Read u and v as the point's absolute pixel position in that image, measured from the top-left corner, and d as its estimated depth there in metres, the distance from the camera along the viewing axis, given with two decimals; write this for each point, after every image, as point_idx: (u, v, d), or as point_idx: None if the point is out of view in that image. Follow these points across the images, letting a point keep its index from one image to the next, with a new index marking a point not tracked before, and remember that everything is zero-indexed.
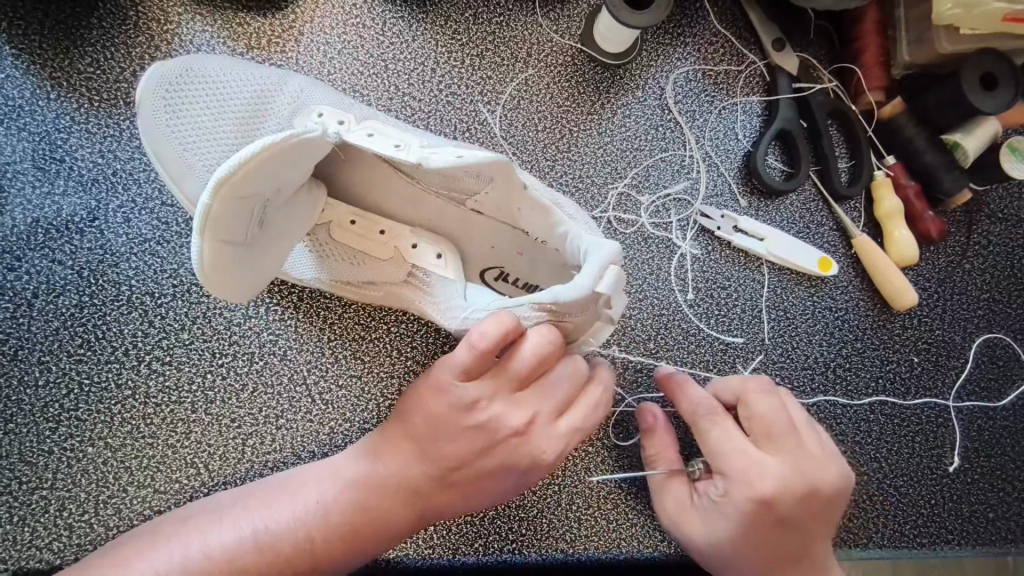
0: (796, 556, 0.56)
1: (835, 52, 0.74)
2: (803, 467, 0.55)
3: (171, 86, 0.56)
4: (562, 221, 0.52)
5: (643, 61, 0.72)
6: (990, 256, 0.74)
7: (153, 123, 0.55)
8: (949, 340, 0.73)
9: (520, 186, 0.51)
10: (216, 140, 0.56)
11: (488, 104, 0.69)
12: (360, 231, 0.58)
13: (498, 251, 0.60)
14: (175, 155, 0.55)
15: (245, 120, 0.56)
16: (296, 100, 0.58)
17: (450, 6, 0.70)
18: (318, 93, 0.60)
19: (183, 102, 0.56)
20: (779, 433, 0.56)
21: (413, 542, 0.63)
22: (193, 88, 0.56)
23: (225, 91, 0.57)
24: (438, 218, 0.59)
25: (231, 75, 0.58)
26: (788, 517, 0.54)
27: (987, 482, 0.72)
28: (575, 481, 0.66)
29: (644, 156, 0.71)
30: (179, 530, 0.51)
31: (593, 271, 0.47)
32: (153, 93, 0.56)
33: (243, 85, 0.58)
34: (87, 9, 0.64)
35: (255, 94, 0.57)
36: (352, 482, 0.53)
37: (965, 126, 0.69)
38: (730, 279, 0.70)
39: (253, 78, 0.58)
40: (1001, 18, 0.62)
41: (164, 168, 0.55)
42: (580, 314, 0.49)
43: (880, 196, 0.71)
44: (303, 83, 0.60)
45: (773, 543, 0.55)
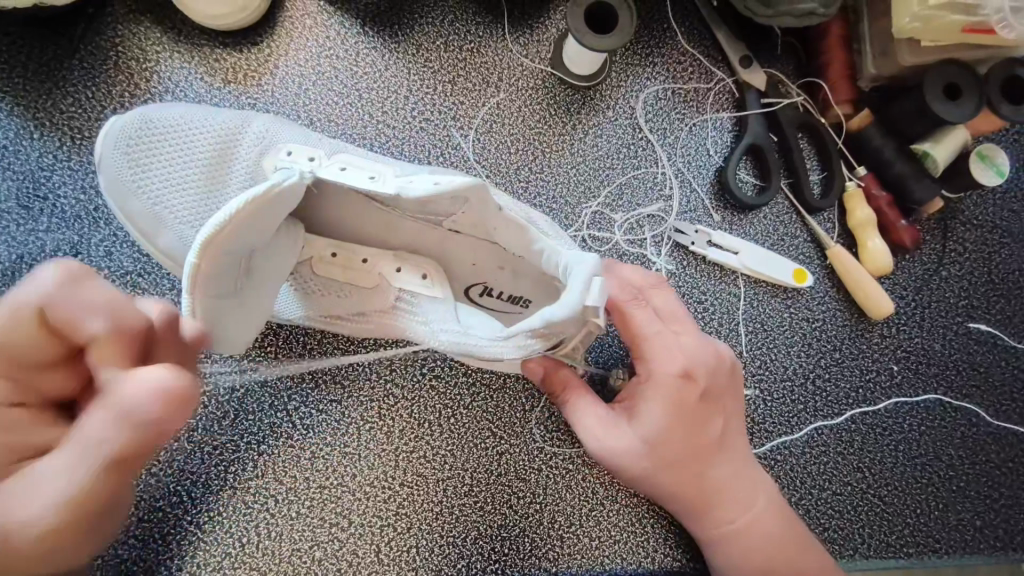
0: (713, 441, 0.58)
1: (802, 67, 0.75)
2: (682, 357, 0.57)
3: (135, 139, 0.57)
4: (538, 238, 0.53)
5: (613, 82, 0.74)
6: (967, 263, 0.75)
7: (119, 182, 0.56)
8: (929, 348, 0.73)
9: (496, 207, 0.52)
10: (184, 189, 0.57)
11: (460, 129, 0.70)
12: (341, 262, 0.58)
13: (479, 267, 0.60)
14: (148, 213, 0.56)
15: (212, 169, 0.58)
16: (262, 142, 0.59)
17: (422, 35, 0.72)
18: (282, 130, 0.60)
19: (149, 157, 0.57)
20: (681, 319, 0.59)
21: (396, 564, 0.63)
22: (159, 147, 0.57)
23: (189, 142, 0.58)
24: (416, 238, 0.60)
25: (193, 120, 0.59)
26: (703, 402, 0.57)
27: (973, 490, 0.71)
28: (556, 500, 0.66)
29: (616, 174, 0.72)
30: None
31: (578, 286, 0.47)
32: (120, 143, 0.57)
33: (208, 131, 0.59)
34: (68, 51, 0.66)
35: (220, 143, 0.58)
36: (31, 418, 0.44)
37: (933, 135, 0.70)
38: (706, 293, 0.71)
39: (214, 122, 0.59)
40: (960, 29, 0.63)
41: (132, 226, 0.57)
42: (569, 331, 0.50)
43: (852, 207, 0.72)
44: (267, 122, 0.61)
45: (688, 431, 0.56)
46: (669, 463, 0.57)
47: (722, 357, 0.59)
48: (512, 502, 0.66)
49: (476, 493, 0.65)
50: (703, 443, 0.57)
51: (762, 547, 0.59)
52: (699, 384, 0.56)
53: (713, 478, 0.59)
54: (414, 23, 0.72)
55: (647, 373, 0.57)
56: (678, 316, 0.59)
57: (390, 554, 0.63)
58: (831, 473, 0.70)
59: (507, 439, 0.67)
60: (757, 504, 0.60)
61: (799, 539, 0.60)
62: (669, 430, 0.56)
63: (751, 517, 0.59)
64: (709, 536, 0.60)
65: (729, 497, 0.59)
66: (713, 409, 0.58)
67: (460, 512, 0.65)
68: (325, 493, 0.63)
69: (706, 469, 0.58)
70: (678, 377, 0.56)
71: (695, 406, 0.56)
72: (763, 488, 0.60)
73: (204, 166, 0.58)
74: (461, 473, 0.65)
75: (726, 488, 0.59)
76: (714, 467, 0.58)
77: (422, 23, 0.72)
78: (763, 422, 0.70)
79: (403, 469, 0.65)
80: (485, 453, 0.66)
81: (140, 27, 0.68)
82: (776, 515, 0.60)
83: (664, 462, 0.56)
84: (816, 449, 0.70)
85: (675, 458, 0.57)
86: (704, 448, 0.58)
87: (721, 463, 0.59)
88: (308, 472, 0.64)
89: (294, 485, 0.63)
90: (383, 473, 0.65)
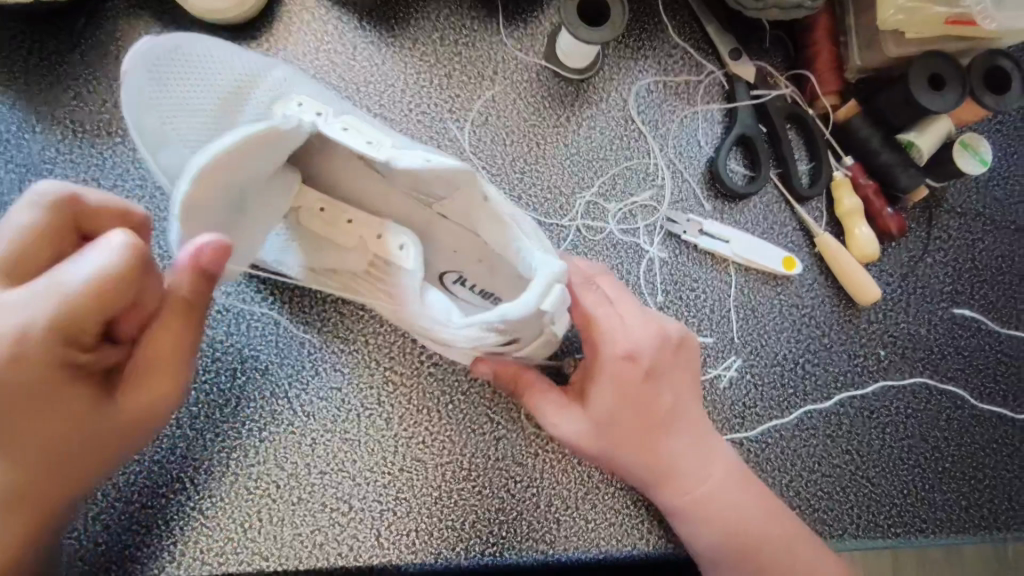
0: (662, 418, 0.60)
1: (790, 59, 0.76)
2: (624, 336, 0.58)
3: (164, 64, 0.58)
4: (515, 235, 0.54)
5: (606, 75, 0.75)
6: (952, 250, 0.77)
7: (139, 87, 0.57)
8: (915, 333, 0.75)
9: (483, 198, 0.54)
10: (198, 119, 0.58)
11: (457, 122, 0.72)
12: (326, 222, 0.60)
13: (460, 254, 0.62)
14: (159, 131, 0.57)
15: (226, 109, 0.59)
16: (277, 92, 0.60)
17: (418, 29, 0.73)
18: (300, 84, 0.62)
19: (171, 78, 0.58)
20: (624, 303, 0.61)
21: (397, 547, 0.64)
22: (183, 74, 0.58)
23: (213, 77, 0.59)
24: (405, 212, 0.62)
25: (219, 57, 0.60)
26: (648, 378, 0.59)
27: (959, 470, 0.73)
28: (552, 483, 0.67)
29: (609, 165, 0.73)
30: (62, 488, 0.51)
31: (538, 289, 0.49)
32: (148, 55, 0.57)
33: (230, 70, 0.60)
34: (69, 46, 0.67)
35: (241, 84, 0.60)
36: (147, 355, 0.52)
37: (918, 124, 0.71)
38: (698, 281, 0.73)
39: (239, 63, 0.60)
40: (943, 21, 0.65)
41: (143, 139, 0.57)
42: (525, 331, 0.51)
43: (839, 196, 0.73)
44: (286, 73, 0.62)
45: (635, 406, 0.59)
46: (623, 441, 0.59)
47: (665, 332, 0.61)
48: (510, 485, 0.67)
49: (474, 477, 0.67)
50: (653, 417, 0.59)
51: (724, 514, 0.60)
52: (643, 362, 0.58)
53: (669, 451, 0.60)
54: (410, 18, 0.73)
55: (593, 353, 0.59)
56: (625, 300, 0.61)
57: (391, 538, 0.64)
58: (821, 456, 0.71)
59: (504, 424, 0.68)
60: (711, 473, 0.61)
61: (764, 506, 0.61)
62: (616, 407, 0.58)
63: (714, 487, 0.60)
64: (673, 509, 0.60)
65: (685, 467, 0.60)
66: (661, 384, 0.59)
67: (459, 496, 0.66)
68: (326, 478, 0.65)
69: (660, 441, 0.60)
70: (622, 357, 0.58)
71: (640, 383, 0.58)
72: (718, 457, 0.62)
73: (221, 105, 0.59)
74: (459, 458, 0.67)
75: (682, 460, 0.60)
76: (668, 440, 0.60)
77: (419, 18, 0.73)
78: (754, 407, 0.71)
79: (402, 454, 0.66)
80: (482, 438, 0.67)
81: (139, 22, 0.69)
82: (739, 483, 0.61)
83: (613, 438, 0.59)
84: (805, 432, 0.72)
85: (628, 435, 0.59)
86: (655, 422, 0.59)
87: (675, 435, 0.60)
88: (309, 457, 0.65)
89: (295, 471, 0.64)
90: (382, 458, 0.66)
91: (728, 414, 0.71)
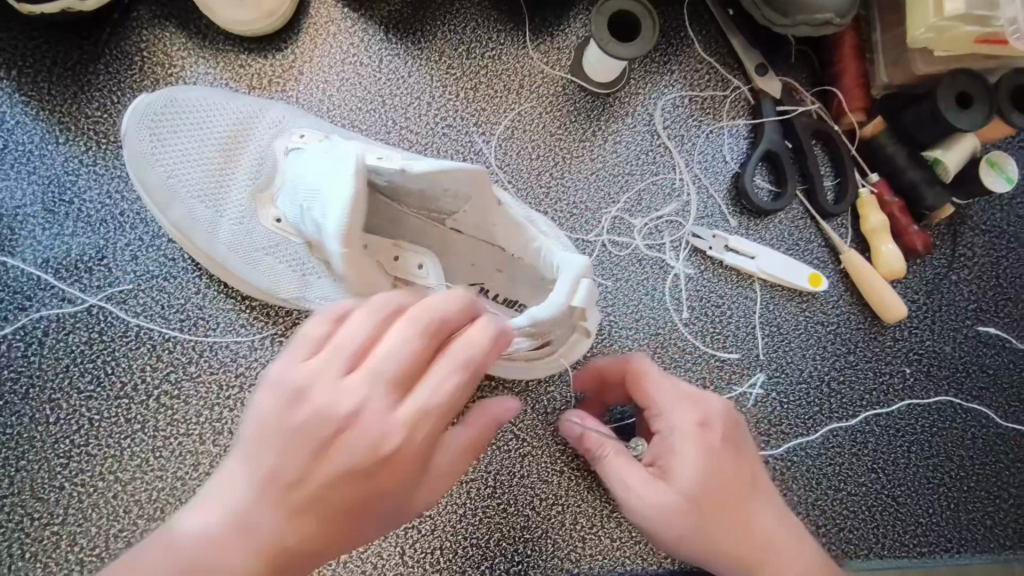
0: (747, 489, 0.56)
1: (815, 76, 0.76)
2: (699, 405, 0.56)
3: (161, 117, 0.61)
4: (535, 237, 0.54)
5: (632, 89, 0.75)
6: (976, 268, 0.76)
7: (141, 153, 0.61)
8: (940, 350, 0.75)
9: (497, 202, 0.53)
10: (201, 174, 0.61)
11: (482, 135, 0.71)
12: (345, 249, 0.60)
13: (477, 267, 0.61)
14: (161, 185, 0.61)
15: (224, 152, 0.62)
16: (275, 127, 0.63)
17: (445, 42, 0.72)
18: (296, 121, 0.63)
19: (167, 130, 0.61)
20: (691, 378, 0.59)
21: (421, 567, 0.64)
22: (175, 126, 0.61)
23: (208, 121, 0.62)
24: (419, 232, 0.60)
25: (209, 107, 0.62)
26: (728, 447, 0.55)
27: (983, 490, 0.73)
28: (578, 502, 0.67)
29: (635, 180, 0.73)
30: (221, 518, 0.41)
31: (566, 286, 0.49)
32: (138, 123, 0.61)
33: (225, 116, 0.62)
34: (93, 56, 0.66)
35: (237, 126, 0.62)
36: (231, 551, 0.41)
37: (943, 142, 0.71)
38: (723, 297, 0.72)
39: (235, 109, 0.62)
40: (973, 40, 0.65)
41: (150, 198, 0.61)
42: (555, 329, 0.52)
43: (865, 213, 0.73)
44: (282, 110, 0.64)
45: (720, 479, 0.55)
46: (716, 517, 0.54)
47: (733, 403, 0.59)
48: (535, 503, 0.66)
49: (499, 495, 0.66)
50: (738, 489, 0.55)
51: None
52: (719, 430, 0.56)
53: (754, 526, 0.55)
54: (436, 31, 0.72)
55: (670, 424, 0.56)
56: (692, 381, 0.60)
57: (415, 556, 0.64)
58: (846, 474, 0.71)
59: (529, 441, 0.67)
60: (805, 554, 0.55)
61: None
62: (702, 478, 0.54)
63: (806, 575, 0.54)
64: None
65: (776, 549, 0.55)
66: (741, 455, 0.56)
67: (484, 513, 0.65)
68: None
69: (747, 516, 0.55)
70: (698, 425, 0.56)
71: (722, 449, 0.55)
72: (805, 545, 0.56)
73: (218, 150, 0.62)
74: (484, 475, 0.66)
75: (771, 542, 0.55)
76: (753, 516, 0.55)
77: (445, 31, 0.72)
78: (779, 424, 0.71)
79: None
80: (508, 456, 0.67)
81: (164, 32, 0.68)
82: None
83: (699, 518, 0.54)
84: (831, 450, 0.71)
85: (712, 510, 0.54)
86: (741, 495, 0.55)
87: (759, 511, 0.56)
88: None
89: None
90: None
91: (754, 430, 0.70)
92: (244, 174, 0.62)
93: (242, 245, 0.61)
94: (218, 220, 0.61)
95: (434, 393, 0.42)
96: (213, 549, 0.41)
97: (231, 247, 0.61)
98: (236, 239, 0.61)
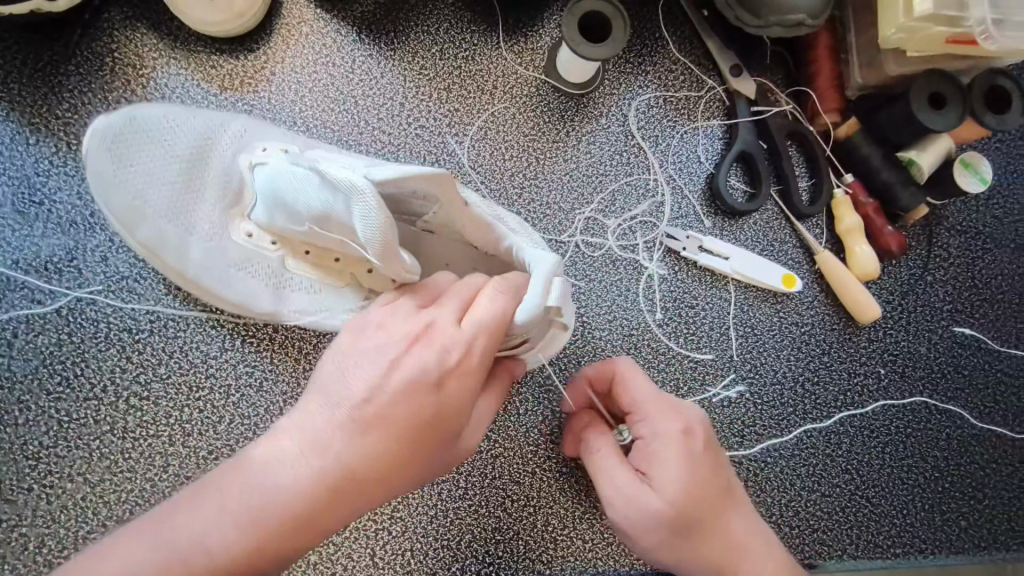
0: (725, 494, 0.56)
1: (790, 77, 0.76)
2: (679, 410, 0.57)
3: (118, 130, 0.57)
4: (505, 236, 0.54)
5: (606, 90, 0.75)
6: (951, 268, 0.76)
7: (100, 173, 0.56)
8: (915, 351, 0.75)
9: (463, 201, 0.52)
10: (164, 188, 0.57)
11: (455, 135, 0.71)
12: (316, 260, 0.59)
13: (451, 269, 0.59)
14: (126, 204, 0.56)
15: (186, 169, 0.58)
16: (239, 142, 0.60)
17: (418, 42, 0.72)
18: (261, 135, 0.61)
19: (124, 144, 0.57)
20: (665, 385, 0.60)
21: (391, 569, 0.64)
22: (131, 140, 0.57)
23: (167, 137, 0.58)
24: None
25: (172, 122, 0.59)
26: (709, 452, 0.56)
27: (958, 490, 0.73)
28: (550, 503, 0.67)
29: (609, 181, 0.73)
30: (244, 489, 0.44)
31: (539, 287, 0.48)
32: (97, 142, 0.56)
33: (184, 133, 0.59)
34: (64, 57, 0.66)
35: (199, 143, 0.59)
36: (270, 506, 0.43)
37: (918, 144, 0.71)
38: (697, 298, 0.72)
39: (196, 127, 0.59)
40: (943, 40, 0.65)
41: (113, 216, 0.56)
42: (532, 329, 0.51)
43: (839, 214, 0.73)
44: (245, 125, 0.61)
45: (706, 484, 0.54)
46: (698, 521, 0.54)
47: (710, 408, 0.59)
48: (506, 504, 0.66)
49: (471, 496, 0.66)
50: (720, 494, 0.55)
51: None
52: (701, 437, 0.56)
53: (729, 535, 0.55)
54: (409, 31, 0.72)
55: (655, 428, 0.56)
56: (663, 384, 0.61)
57: (386, 558, 0.64)
58: (820, 475, 0.71)
59: (501, 442, 0.67)
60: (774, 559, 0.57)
61: None
62: (689, 482, 0.54)
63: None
64: None
65: (750, 553, 0.56)
66: (719, 460, 0.57)
67: (455, 515, 0.65)
68: None
69: (725, 521, 0.55)
70: (683, 429, 0.55)
71: (704, 454, 0.55)
72: (774, 550, 0.57)
73: (181, 166, 0.58)
74: (455, 476, 0.66)
75: (745, 546, 0.56)
76: (729, 521, 0.56)
77: (418, 31, 0.72)
78: (753, 425, 0.71)
79: None
80: (479, 457, 0.67)
81: (136, 34, 0.68)
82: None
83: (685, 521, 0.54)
84: (805, 451, 0.71)
85: (692, 523, 0.54)
86: (722, 499, 0.55)
87: (735, 516, 0.56)
88: None
89: None
90: None
91: (727, 431, 0.70)
92: (214, 190, 0.59)
93: (216, 263, 0.59)
94: (189, 239, 0.58)
95: (456, 345, 0.46)
96: (244, 518, 0.43)
97: (205, 265, 0.59)
98: (209, 258, 0.59)
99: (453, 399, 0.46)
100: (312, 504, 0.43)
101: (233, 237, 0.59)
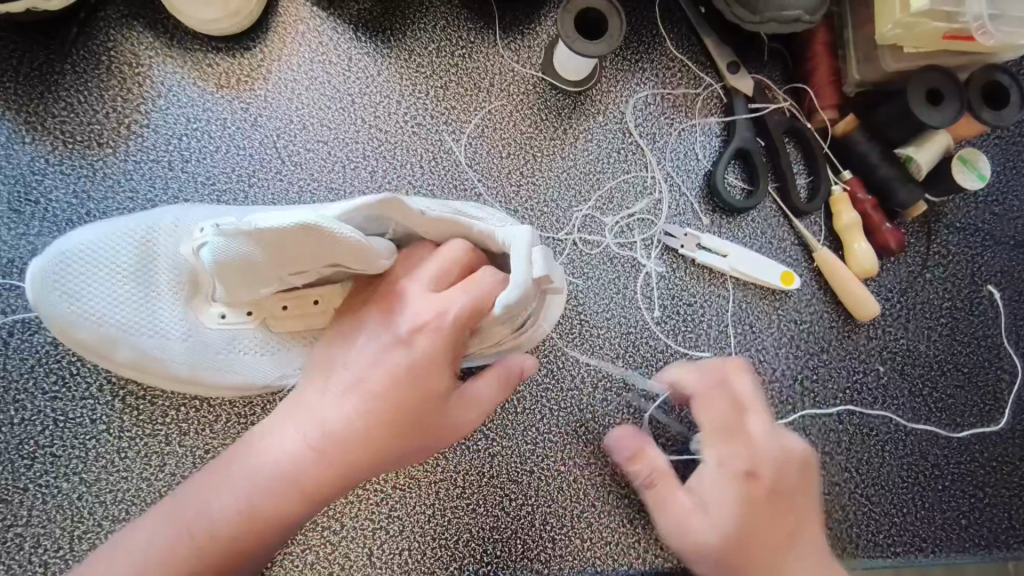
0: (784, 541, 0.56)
1: (787, 74, 0.76)
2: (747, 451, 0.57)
3: (68, 282, 0.55)
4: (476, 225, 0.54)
5: (603, 87, 0.74)
6: (950, 265, 0.76)
7: (60, 316, 0.55)
8: (914, 349, 0.74)
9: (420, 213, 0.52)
10: (123, 306, 0.56)
11: (453, 134, 0.71)
12: (295, 311, 0.57)
13: None
14: (97, 336, 0.56)
15: (136, 275, 0.56)
16: (177, 232, 0.58)
17: (414, 41, 0.72)
18: (192, 217, 0.59)
19: (77, 298, 0.55)
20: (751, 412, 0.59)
21: (388, 569, 0.63)
22: (84, 311, 0.56)
23: (109, 253, 0.56)
24: None
25: (105, 238, 0.57)
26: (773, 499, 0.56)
27: (959, 488, 0.72)
28: (548, 502, 0.66)
29: (606, 179, 0.73)
30: (251, 461, 0.50)
31: (522, 263, 0.50)
32: (44, 293, 0.55)
33: (121, 239, 0.57)
34: (60, 55, 0.66)
35: (140, 245, 0.57)
36: (275, 472, 0.49)
37: (916, 140, 0.71)
38: (695, 296, 0.72)
39: (133, 228, 0.57)
40: (941, 36, 0.65)
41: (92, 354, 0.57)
42: (528, 305, 0.54)
43: (837, 211, 0.73)
44: (174, 214, 0.59)
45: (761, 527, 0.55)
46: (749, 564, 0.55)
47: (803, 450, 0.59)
48: (504, 503, 0.66)
49: (468, 495, 0.66)
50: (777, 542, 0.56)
51: None
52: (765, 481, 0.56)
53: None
54: (406, 29, 0.72)
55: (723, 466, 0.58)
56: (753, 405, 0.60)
57: (383, 558, 0.63)
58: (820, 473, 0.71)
59: (499, 441, 0.67)
60: None
61: None
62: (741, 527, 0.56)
63: None
64: None
65: None
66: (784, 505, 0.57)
67: (453, 514, 0.65)
68: None
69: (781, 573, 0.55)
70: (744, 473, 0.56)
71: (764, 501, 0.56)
72: None
73: (130, 275, 0.56)
74: (453, 476, 0.66)
75: None
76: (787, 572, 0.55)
77: (414, 29, 0.72)
78: None
79: (394, 472, 0.65)
80: (478, 455, 0.66)
81: (132, 32, 0.68)
82: None
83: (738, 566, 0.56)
84: None
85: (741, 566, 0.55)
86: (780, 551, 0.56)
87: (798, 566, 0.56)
88: None
89: None
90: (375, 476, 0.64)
91: None
92: (166, 291, 0.57)
93: (200, 357, 0.58)
94: (166, 344, 0.57)
95: (424, 311, 0.51)
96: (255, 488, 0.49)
97: (192, 362, 0.58)
98: (189, 353, 0.58)
99: (424, 355, 0.50)
100: (306, 465, 0.49)
101: (206, 326, 0.58)
